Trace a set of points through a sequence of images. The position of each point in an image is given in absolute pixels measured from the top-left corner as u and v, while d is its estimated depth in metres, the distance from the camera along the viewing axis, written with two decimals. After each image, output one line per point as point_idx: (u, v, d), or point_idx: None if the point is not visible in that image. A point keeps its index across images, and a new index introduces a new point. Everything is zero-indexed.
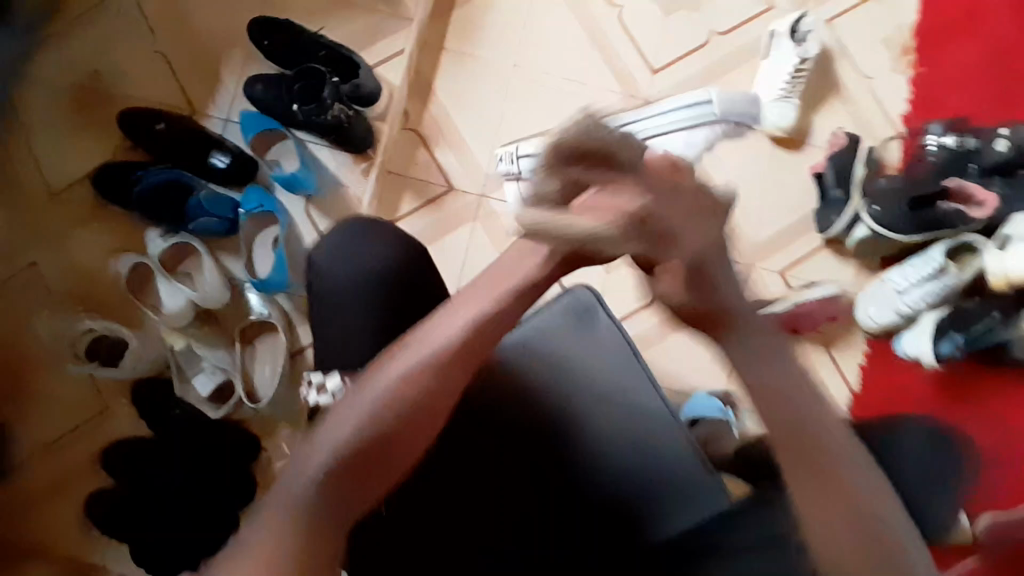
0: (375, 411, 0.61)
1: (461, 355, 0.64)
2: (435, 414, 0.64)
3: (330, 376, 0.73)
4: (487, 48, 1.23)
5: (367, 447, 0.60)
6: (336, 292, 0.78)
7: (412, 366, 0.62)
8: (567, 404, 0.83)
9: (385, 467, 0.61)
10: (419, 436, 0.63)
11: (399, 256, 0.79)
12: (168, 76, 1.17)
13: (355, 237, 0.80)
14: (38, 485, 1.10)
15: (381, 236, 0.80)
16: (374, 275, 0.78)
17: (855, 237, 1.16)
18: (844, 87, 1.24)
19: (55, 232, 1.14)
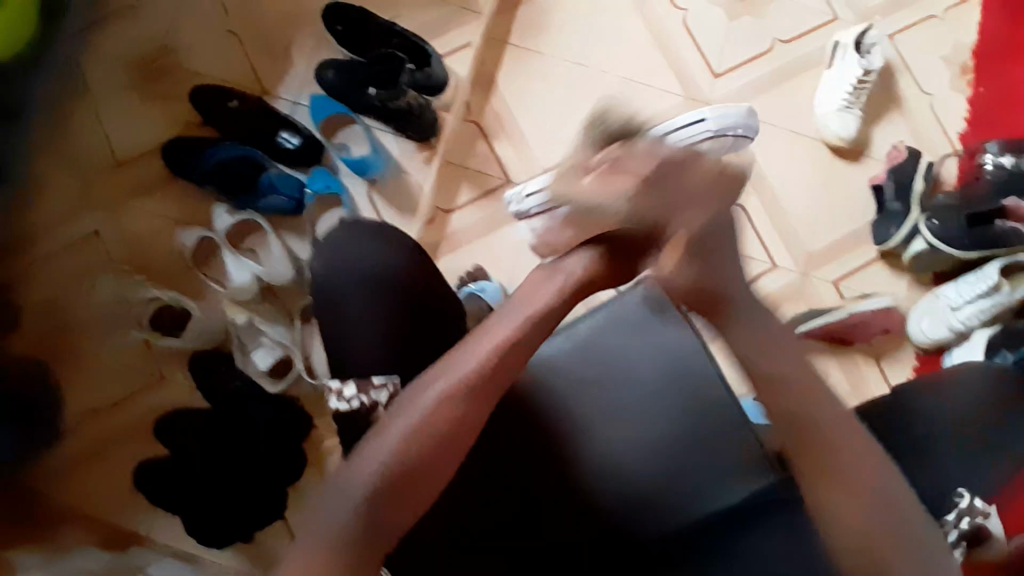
0: (410, 435, 0.60)
1: (488, 382, 0.64)
2: (464, 441, 0.62)
3: (348, 384, 0.74)
4: (552, 45, 1.25)
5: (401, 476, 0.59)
6: (340, 289, 0.79)
7: (442, 389, 0.62)
8: (624, 413, 0.76)
9: (422, 489, 0.60)
10: (448, 462, 0.61)
11: (400, 257, 0.81)
12: (240, 55, 1.19)
13: (349, 236, 0.83)
14: (85, 448, 1.11)
15: (382, 237, 0.82)
16: (375, 272, 0.79)
17: (912, 250, 1.16)
18: (904, 101, 1.25)
19: (120, 201, 1.17)
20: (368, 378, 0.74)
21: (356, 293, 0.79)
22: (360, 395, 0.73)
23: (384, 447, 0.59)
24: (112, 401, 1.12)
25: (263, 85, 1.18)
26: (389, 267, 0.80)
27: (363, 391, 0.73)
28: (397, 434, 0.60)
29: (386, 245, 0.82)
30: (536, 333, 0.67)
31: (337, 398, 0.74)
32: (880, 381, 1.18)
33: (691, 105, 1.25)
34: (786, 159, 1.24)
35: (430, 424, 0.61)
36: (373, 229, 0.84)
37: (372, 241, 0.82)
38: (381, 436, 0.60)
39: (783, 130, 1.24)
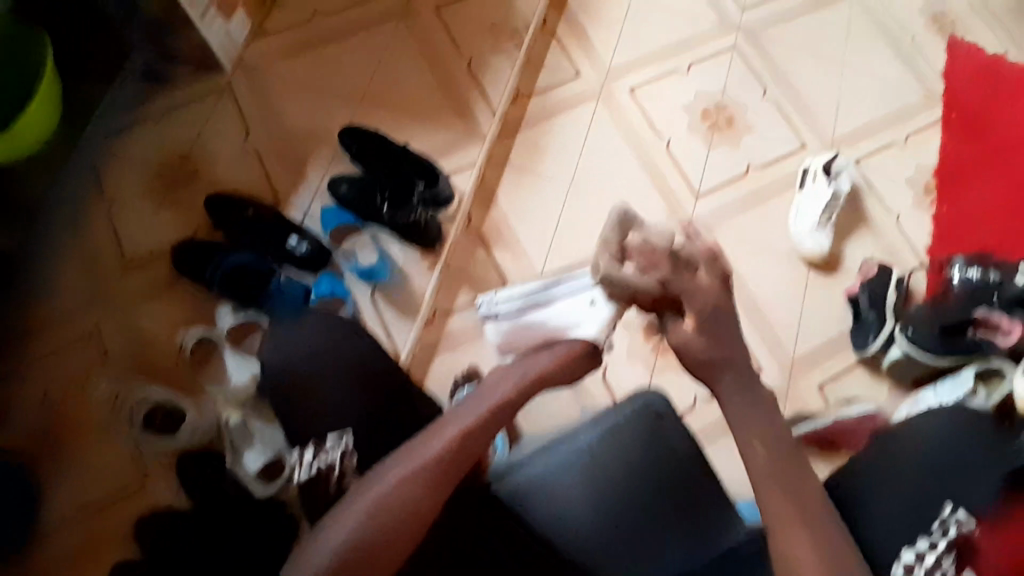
0: (371, 513, 0.62)
1: (449, 467, 0.67)
2: (420, 525, 0.64)
3: (305, 449, 0.82)
4: (550, 164, 1.37)
5: (359, 555, 0.61)
6: (297, 372, 0.85)
7: (405, 472, 0.66)
8: (612, 518, 0.78)
9: (379, 566, 0.61)
10: (404, 547, 0.63)
11: (337, 335, 0.87)
12: (258, 167, 1.28)
13: (299, 324, 0.89)
14: (57, 553, 1.05)
15: (327, 322, 0.88)
16: (321, 351, 0.86)
17: (890, 357, 1.22)
18: (872, 220, 1.36)
19: (125, 299, 1.19)
20: (322, 440, 0.82)
21: (319, 376, 0.85)
22: (318, 457, 0.81)
23: (346, 525, 0.62)
24: (92, 504, 1.07)
25: (278, 195, 1.26)
26: (337, 350, 0.86)
27: (318, 453, 0.82)
28: (358, 512, 0.63)
29: (334, 328, 0.88)
30: (495, 424, 0.72)
31: (301, 467, 0.83)
32: None
33: (678, 219, 1.35)
34: (766, 269, 1.33)
35: (392, 504, 0.63)
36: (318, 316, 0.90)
37: (316, 327, 0.88)
38: (343, 514, 0.63)
39: (762, 243, 1.34)
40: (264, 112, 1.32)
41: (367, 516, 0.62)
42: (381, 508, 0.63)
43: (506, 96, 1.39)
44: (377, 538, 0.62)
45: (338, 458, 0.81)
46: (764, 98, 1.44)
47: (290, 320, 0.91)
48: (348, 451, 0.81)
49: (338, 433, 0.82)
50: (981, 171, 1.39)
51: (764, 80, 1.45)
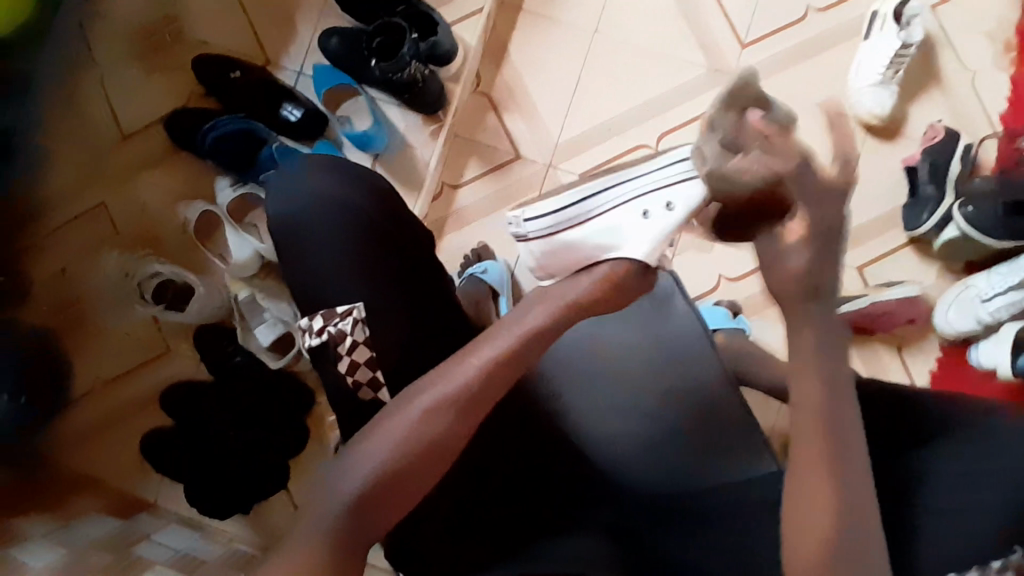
0: (402, 442, 0.57)
1: (483, 393, 0.60)
2: (454, 451, 0.59)
3: (314, 320, 0.70)
4: (568, 11, 1.19)
5: (393, 477, 0.56)
6: (299, 227, 0.71)
7: (430, 403, 0.59)
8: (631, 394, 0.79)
9: (411, 492, 0.57)
10: (433, 474, 0.58)
11: (354, 193, 0.72)
12: (244, 24, 1.16)
13: (318, 172, 0.74)
14: (99, 416, 1.13)
15: (334, 176, 0.73)
16: (340, 205, 0.71)
17: (944, 237, 1.09)
18: (945, 77, 1.16)
19: (126, 173, 1.16)
20: (333, 307, 0.70)
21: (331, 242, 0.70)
22: (327, 327, 0.69)
23: (372, 458, 0.56)
24: (126, 370, 1.14)
25: (267, 55, 1.16)
26: (355, 207, 0.71)
27: (328, 321, 0.69)
28: (387, 442, 0.57)
29: (361, 185, 0.73)
30: (531, 350, 0.63)
31: (308, 336, 0.70)
32: (899, 371, 1.14)
33: (715, 77, 1.18)
34: (814, 136, 1.16)
35: (419, 437, 0.57)
36: (346, 167, 0.75)
37: (329, 176, 0.73)
38: (372, 437, 0.57)
39: (810, 107, 1.17)
40: None
41: (394, 450, 0.56)
42: (410, 440, 0.57)
43: None
44: (404, 473, 0.56)
45: (349, 329, 0.68)
46: None
47: (306, 162, 0.75)
48: (361, 324, 0.68)
49: (349, 302, 0.69)
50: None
51: None
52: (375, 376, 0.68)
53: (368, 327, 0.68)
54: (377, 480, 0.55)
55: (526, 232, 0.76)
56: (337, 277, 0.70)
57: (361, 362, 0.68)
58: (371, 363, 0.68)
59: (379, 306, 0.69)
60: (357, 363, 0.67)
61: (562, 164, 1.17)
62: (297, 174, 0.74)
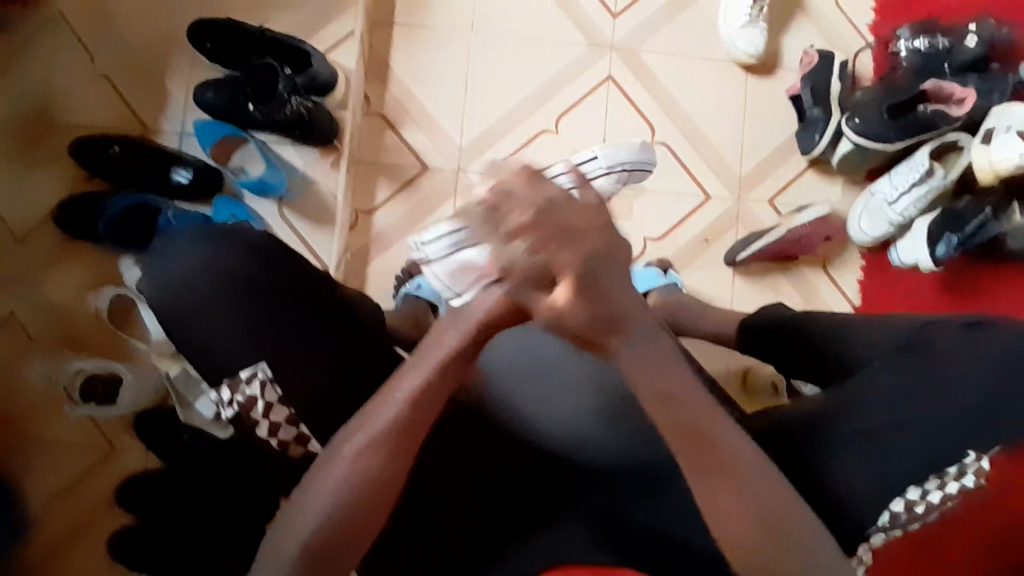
0: (336, 498, 0.59)
1: (406, 437, 0.62)
2: (390, 492, 0.61)
3: (220, 392, 0.67)
4: (439, 17, 1.19)
5: (336, 532, 0.58)
6: (180, 307, 0.66)
7: (361, 446, 0.60)
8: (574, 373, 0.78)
9: (357, 539, 0.59)
10: (373, 520, 0.60)
11: (231, 255, 0.67)
12: (116, 97, 1.12)
13: (187, 238, 0.69)
14: (53, 532, 1.07)
15: (199, 246, 0.67)
16: (213, 272, 0.66)
17: (839, 153, 1.14)
18: (808, 4, 1.22)
19: (23, 276, 1.10)
20: (236, 375, 0.66)
21: (218, 313, 0.66)
22: (237, 396, 0.66)
23: (312, 513, 0.58)
24: (75, 478, 1.09)
25: (145, 123, 1.12)
26: (235, 271, 0.67)
27: (235, 390, 0.66)
28: (324, 493, 0.59)
29: (239, 245, 0.68)
30: (441, 384, 0.64)
31: (222, 408, 0.68)
32: (830, 288, 1.19)
33: (597, 49, 1.20)
34: (702, 84, 1.20)
35: (355, 482, 0.59)
36: (218, 229, 0.70)
37: (196, 245, 0.68)
38: (307, 498, 0.59)
39: (692, 59, 1.20)
40: (101, 29, 1.13)
41: (332, 501, 0.58)
42: (347, 487, 0.59)
43: None
44: (346, 520, 0.58)
45: (260, 393, 0.67)
46: None
47: (170, 238, 0.70)
48: (270, 384, 0.67)
49: (250, 366, 0.66)
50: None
51: None
52: (300, 432, 0.69)
53: (279, 385, 0.67)
54: (321, 533, 0.58)
55: (428, 255, 0.60)
56: (239, 341, 0.66)
57: (281, 422, 0.68)
58: (292, 420, 0.68)
59: (295, 352, 0.68)
60: (278, 423, 0.68)
61: (470, 167, 1.18)
62: (166, 245, 0.69)
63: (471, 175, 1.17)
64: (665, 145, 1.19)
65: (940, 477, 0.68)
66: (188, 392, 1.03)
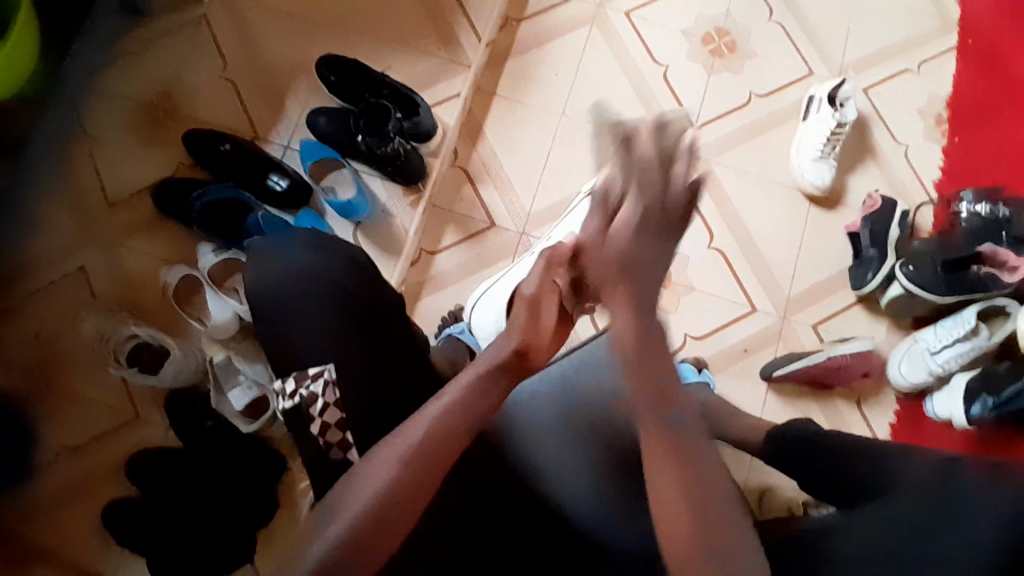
0: (371, 499, 0.59)
1: (441, 449, 0.63)
2: (416, 504, 0.61)
3: (286, 380, 0.72)
4: (537, 95, 1.30)
5: (366, 534, 0.58)
6: (280, 302, 0.74)
7: (393, 464, 0.61)
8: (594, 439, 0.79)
9: (384, 546, 0.59)
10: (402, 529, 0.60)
11: (331, 266, 0.75)
12: (237, 104, 1.24)
13: (289, 242, 0.78)
14: (55, 487, 1.08)
15: (305, 252, 0.76)
16: (310, 276, 0.74)
17: (889, 295, 1.18)
18: (879, 152, 1.30)
19: (108, 240, 1.18)
20: (304, 370, 0.72)
21: (303, 301, 0.73)
22: (300, 388, 0.71)
23: (346, 512, 0.59)
24: (91, 437, 1.11)
25: (256, 131, 1.24)
26: (328, 280, 0.74)
27: (300, 383, 0.71)
28: (352, 508, 0.59)
29: (337, 258, 0.76)
30: (469, 403, 0.66)
31: (281, 399, 0.72)
32: (860, 425, 1.18)
33: None
34: (764, 203, 1.27)
35: (381, 501, 0.59)
36: (315, 235, 0.79)
37: (301, 250, 0.76)
38: (345, 496, 0.60)
39: (760, 179, 1.28)
40: (240, 44, 1.27)
41: (361, 508, 0.59)
42: (375, 503, 0.59)
43: (494, 22, 1.32)
44: (378, 522, 0.59)
45: (321, 392, 0.70)
46: (770, 22, 1.35)
47: (271, 242, 0.79)
48: (332, 385, 0.71)
49: (320, 364, 0.72)
50: (987, 100, 1.32)
51: (771, 1, 1.36)
52: (345, 437, 0.70)
53: (340, 388, 0.71)
54: (348, 544, 0.58)
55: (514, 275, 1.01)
56: (317, 330, 0.72)
57: (330, 424, 0.70)
58: (341, 425, 0.70)
59: (359, 357, 0.72)
60: (327, 424, 0.70)
61: (535, 232, 1.25)
62: (266, 249, 0.77)
63: (534, 241, 1.24)
64: (720, 251, 1.24)
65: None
66: (223, 381, 1.07)
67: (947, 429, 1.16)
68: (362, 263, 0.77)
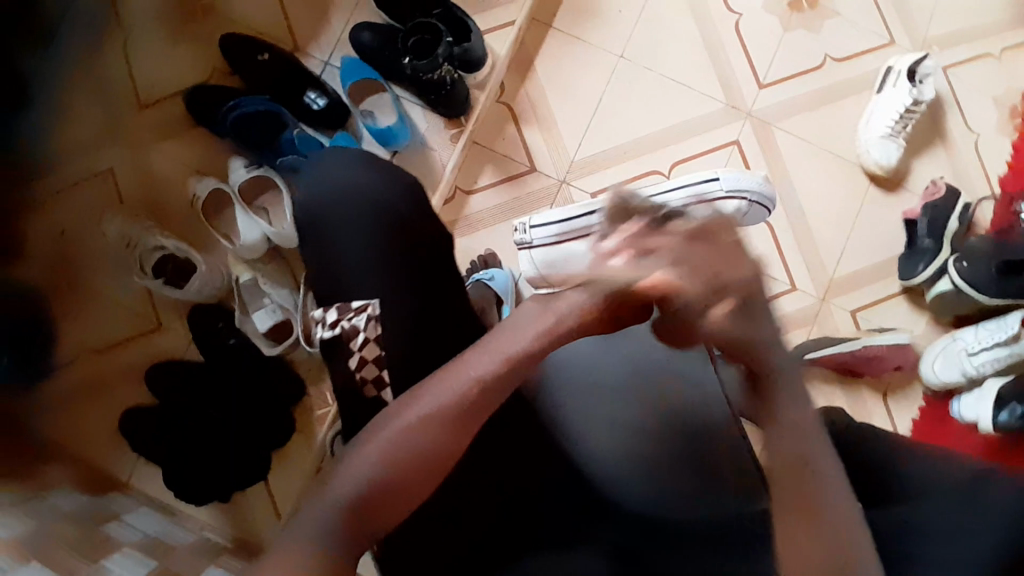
0: (390, 452, 0.58)
1: (468, 414, 0.60)
2: (435, 467, 0.59)
3: (330, 309, 0.70)
4: (595, 34, 1.21)
5: (379, 488, 0.56)
6: (332, 224, 0.71)
7: (415, 419, 0.59)
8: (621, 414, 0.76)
9: (396, 503, 0.57)
10: (417, 485, 0.58)
11: (392, 196, 0.73)
12: (277, 9, 1.17)
13: (351, 163, 0.76)
14: (78, 388, 1.10)
15: (368, 177, 0.74)
16: (369, 203, 0.72)
17: (937, 289, 1.13)
18: (949, 136, 1.22)
19: (138, 143, 1.14)
20: (349, 301, 0.70)
21: (340, 224, 0.71)
22: (342, 320, 0.69)
23: (362, 464, 0.57)
24: (114, 342, 1.11)
25: (295, 41, 1.16)
26: (385, 208, 0.72)
27: (342, 315, 0.69)
28: (379, 447, 0.58)
29: (396, 187, 0.74)
30: (510, 375, 0.62)
31: (321, 328, 0.70)
32: (882, 416, 1.16)
33: (731, 114, 1.21)
34: (821, 178, 1.20)
35: (406, 452, 0.58)
36: (361, 156, 0.77)
37: (364, 172, 0.75)
38: (362, 448, 0.58)
39: (820, 151, 1.21)
40: None
41: (376, 462, 0.57)
42: (399, 447, 0.58)
43: None
44: (394, 477, 0.57)
45: (363, 326, 0.68)
46: None
47: (335, 157, 0.77)
48: (373, 321, 0.69)
49: (366, 298, 0.70)
50: None
51: None
52: (380, 375, 0.68)
53: (382, 325, 0.69)
54: (371, 486, 0.56)
55: (532, 239, 0.89)
56: (358, 263, 0.70)
57: (368, 359, 0.68)
58: (379, 362, 0.68)
59: (393, 304, 0.69)
60: (365, 360, 0.68)
61: (575, 182, 1.19)
62: (328, 168, 0.76)
63: (574, 190, 1.19)
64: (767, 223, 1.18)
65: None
66: (249, 302, 1.06)
67: (970, 431, 1.14)
68: (421, 199, 0.75)
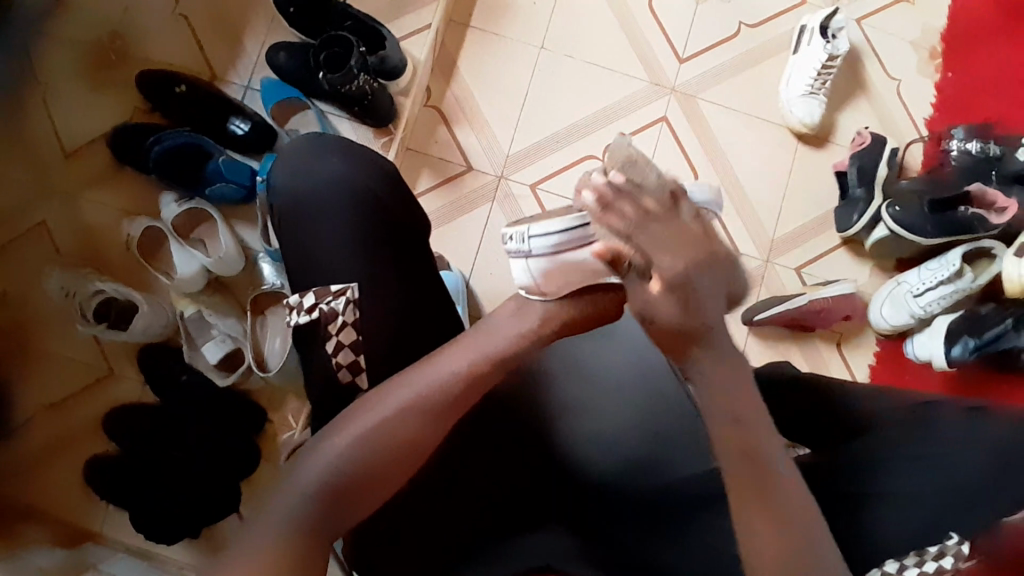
0: (367, 441, 0.56)
1: (453, 405, 0.59)
2: (414, 458, 0.57)
3: (307, 295, 0.70)
4: (513, 28, 1.22)
5: (351, 477, 0.55)
6: (306, 207, 0.72)
7: (392, 410, 0.57)
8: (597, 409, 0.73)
9: (372, 490, 0.56)
10: (395, 475, 0.57)
11: (365, 175, 0.73)
12: (191, 41, 1.16)
13: (322, 144, 0.75)
14: (36, 445, 1.08)
15: (346, 156, 0.74)
16: (341, 185, 0.72)
17: (874, 237, 1.15)
18: (870, 86, 1.25)
19: (67, 192, 1.13)
20: (326, 286, 0.70)
21: (316, 206, 0.72)
22: (320, 304, 0.69)
23: (336, 452, 0.55)
24: (68, 394, 1.10)
25: (213, 70, 1.16)
26: (358, 189, 0.72)
27: (319, 299, 0.69)
28: (348, 439, 0.56)
29: (369, 167, 0.74)
30: (496, 365, 0.60)
31: (297, 314, 0.70)
32: (840, 366, 1.18)
33: (657, 90, 1.23)
34: (751, 142, 1.23)
35: (386, 441, 0.56)
36: (337, 141, 0.75)
37: (336, 155, 0.74)
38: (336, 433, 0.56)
39: (747, 116, 1.23)
40: None
41: (353, 451, 0.55)
42: (368, 442, 0.56)
43: None
44: (373, 467, 0.55)
45: (341, 309, 0.68)
46: None
47: (306, 141, 0.76)
48: (352, 305, 0.69)
49: (343, 284, 0.70)
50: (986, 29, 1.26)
51: None
52: (356, 361, 0.67)
53: (360, 308, 0.69)
54: (339, 478, 0.54)
55: None
56: (325, 246, 0.71)
57: (345, 345, 0.68)
58: (356, 347, 0.68)
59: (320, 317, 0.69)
60: (342, 345, 0.67)
61: (513, 176, 1.20)
62: (305, 147, 0.75)
63: (512, 184, 1.20)
64: None
65: (918, 554, 0.61)
66: (196, 335, 1.07)
67: (926, 369, 1.16)
68: (395, 177, 0.75)
